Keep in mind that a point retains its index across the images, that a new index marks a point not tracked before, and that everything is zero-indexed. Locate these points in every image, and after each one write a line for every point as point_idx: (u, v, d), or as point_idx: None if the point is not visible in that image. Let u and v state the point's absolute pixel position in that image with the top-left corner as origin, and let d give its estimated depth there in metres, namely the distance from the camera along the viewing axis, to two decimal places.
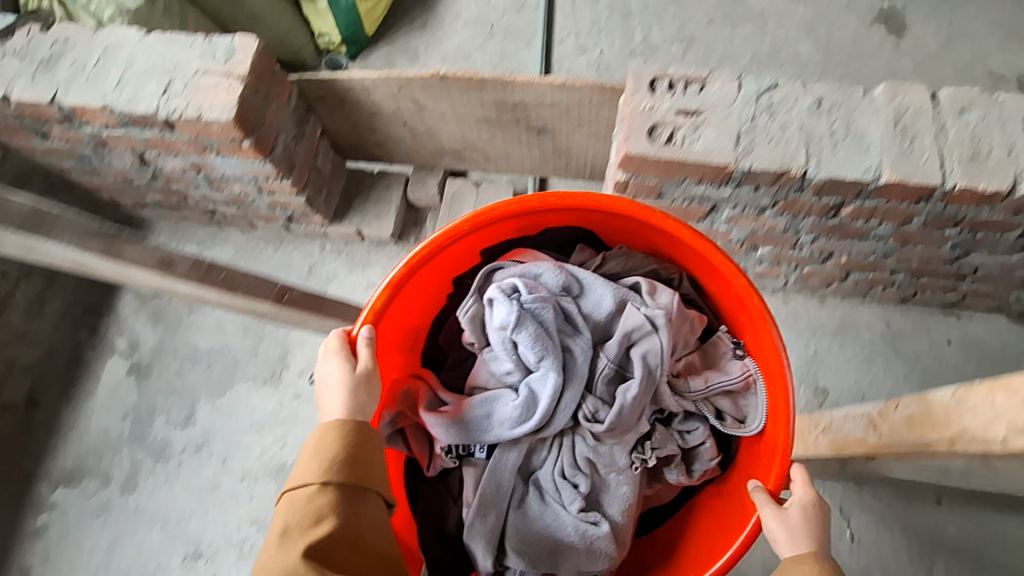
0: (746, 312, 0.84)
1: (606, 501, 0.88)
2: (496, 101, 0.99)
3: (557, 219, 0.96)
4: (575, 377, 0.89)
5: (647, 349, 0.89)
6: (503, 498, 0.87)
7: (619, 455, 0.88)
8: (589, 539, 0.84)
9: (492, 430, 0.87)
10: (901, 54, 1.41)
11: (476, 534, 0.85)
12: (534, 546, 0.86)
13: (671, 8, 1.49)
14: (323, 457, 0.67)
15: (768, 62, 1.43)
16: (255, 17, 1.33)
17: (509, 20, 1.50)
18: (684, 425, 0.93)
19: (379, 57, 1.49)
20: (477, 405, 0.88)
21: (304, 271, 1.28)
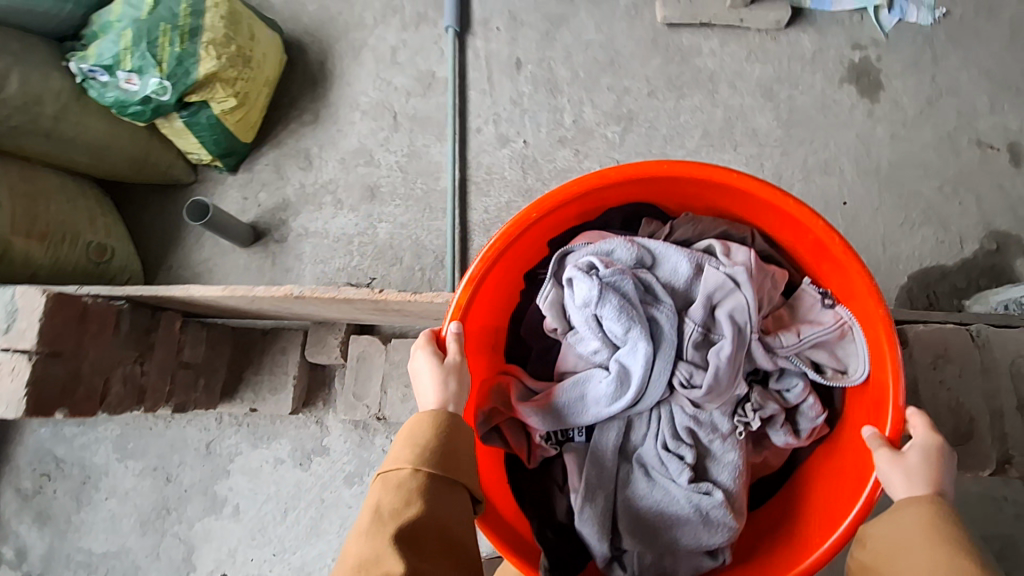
0: (828, 256, 0.73)
1: (713, 468, 0.75)
2: (373, 306, 0.84)
3: (617, 196, 0.80)
4: (663, 345, 0.75)
5: (732, 300, 0.75)
6: (604, 479, 0.76)
7: (720, 418, 0.76)
8: (704, 511, 0.73)
9: (588, 413, 0.76)
10: (875, 121, 1.20)
11: (588, 521, 0.73)
12: (650, 526, 0.74)
13: (605, 77, 1.25)
14: (412, 439, 0.60)
15: (720, 142, 1.21)
16: (96, 151, 1.07)
17: (415, 105, 1.26)
18: (782, 383, 0.80)
19: (265, 164, 1.24)
20: (568, 388, 0.77)
21: (201, 448, 1.10)
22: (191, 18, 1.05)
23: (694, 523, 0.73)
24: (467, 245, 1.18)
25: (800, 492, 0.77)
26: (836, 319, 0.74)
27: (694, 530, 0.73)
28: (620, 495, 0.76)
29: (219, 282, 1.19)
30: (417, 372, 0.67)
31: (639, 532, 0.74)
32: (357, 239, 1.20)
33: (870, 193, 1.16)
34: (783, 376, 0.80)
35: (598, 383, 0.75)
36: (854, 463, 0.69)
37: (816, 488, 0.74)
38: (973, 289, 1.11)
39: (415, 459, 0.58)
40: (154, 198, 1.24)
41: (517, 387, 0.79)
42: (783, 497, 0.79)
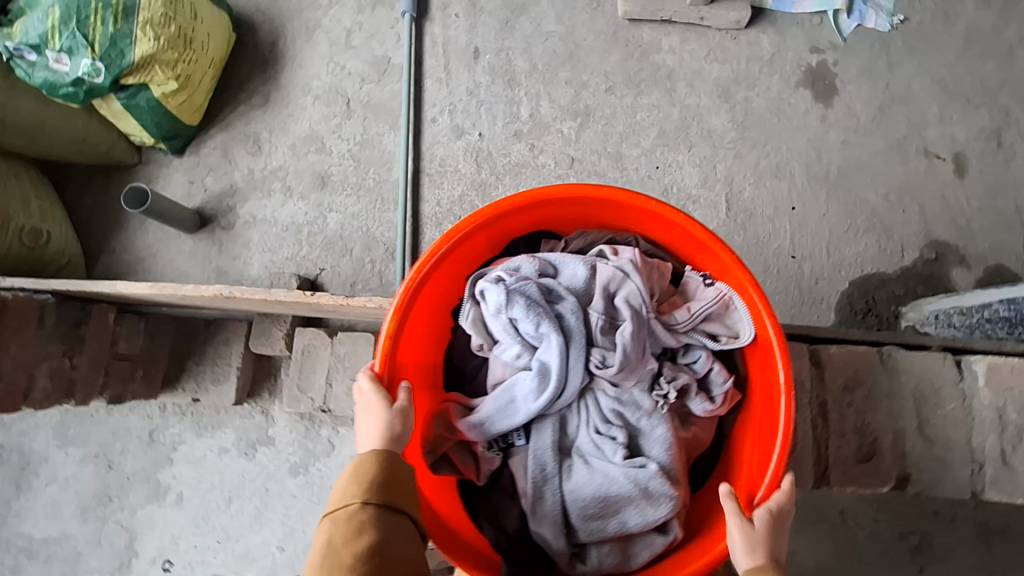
0: (699, 246, 0.63)
1: (642, 443, 0.62)
2: (309, 307, 0.83)
3: (509, 231, 0.69)
4: (571, 336, 0.62)
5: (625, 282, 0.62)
6: (544, 477, 0.62)
7: (639, 396, 0.63)
8: (644, 486, 0.59)
9: (519, 413, 0.61)
10: (828, 126, 1.21)
11: (544, 518, 0.61)
12: (606, 511, 0.60)
13: (564, 70, 1.24)
14: (356, 472, 0.55)
15: (676, 141, 1.21)
16: (29, 132, 1.03)
17: (369, 91, 1.23)
18: (688, 355, 0.66)
19: (213, 147, 1.21)
20: (494, 403, 0.62)
21: (144, 438, 1.10)
22: None
23: (635, 499, 0.59)
24: (418, 238, 1.17)
25: (735, 464, 0.64)
26: (715, 291, 0.62)
27: (637, 508, 0.59)
28: (560, 489, 0.62)
29: (164, 268, 1.17)
30: (359, 418, 0.59)
31: (589, 522, 0.60)
32: (307, 228, 1.18)
33: (819, 199, 1.18)
34: (687, 351, 0.66)
35: (515, 394, 0.61)
36: (763, 411, 0.61)
37: (742, 455, 0.63)
38: (910, 296, 1.13)
39: (359, 493, 0.54)
40: (96, 180, 1.20)
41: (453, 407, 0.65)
42: (718, 476, 0.66)
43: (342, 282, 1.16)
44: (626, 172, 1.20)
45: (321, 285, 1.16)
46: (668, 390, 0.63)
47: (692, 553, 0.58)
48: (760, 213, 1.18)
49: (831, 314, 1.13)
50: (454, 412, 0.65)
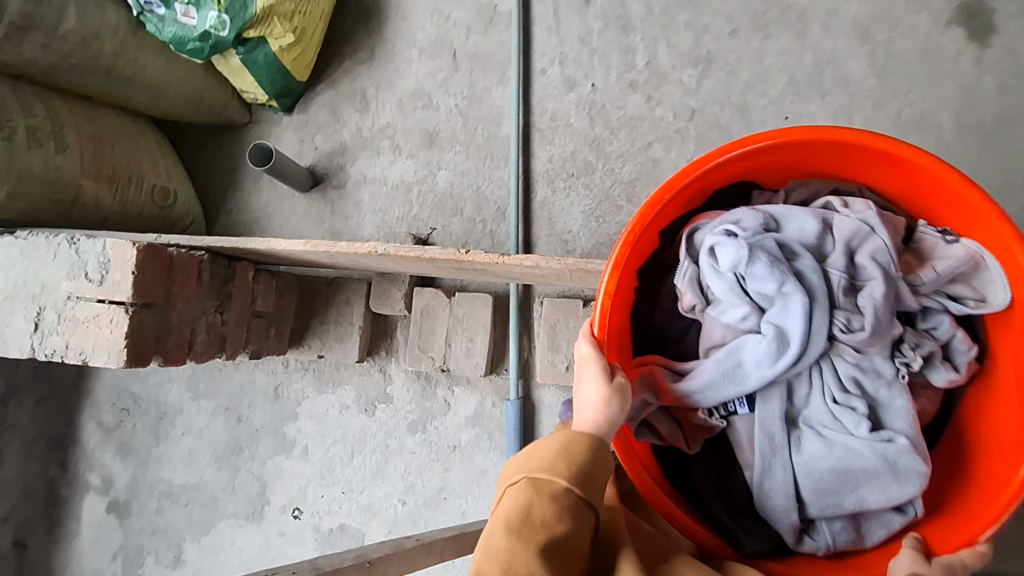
0: (951, 197, 0.57)
1: (885, 417, 0.56)
2: (455, 264, 0.83)
3: (726, 182, 0.65)
4: (814, 296, 0.56)
5: (871, 237, 0.57)
6: (772, 448, 0.57)
7: (883, 362, 0.56)
8: (893, 462, 0.54)
9: (750, 380, 0.56)
10: (982, 70, 1.09)
11: (773, 492, 0.58)
12: (844, 488, 0.55)
13: (683, 14, 1.15)
14: (565, 450, 0.52)
15: (807, 90, 1.12)
16: (154, 90, 1.05)
17: (476, 42, 1.18)
18: (928, 319, 0.61)
19: (321, 105, 1.20)
20: (716, 368, 0.56)
21: (270, 392, 1.14)
22: None
23: (880, 477, 0.54)
24: (530, 196, 1.14)
25: (973, 443, 0.59)
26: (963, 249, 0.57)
27: (881, 485, 0.54)
28: (791, 462, 0.57)
29: (280, 228, 1.18)
30: (579, 381, 0.56)
31: (824, 498, 0.56)
32: (417, 188, 1.16)
33: (969, 152, 1.08)
34: (927, 315, 0.61)
35: (744, 359, 0.56)
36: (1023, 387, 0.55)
37: (986, 434, 0.58)
38: None
39: (566, 474, 0.51)
40: (212, 140, 1.21)
41: (658, 372, 0.60)
42: (954, 446, 0.62)
43: (453, 242, 1.14)
44: (752, 125, 1.12)
45: (433, 245, 1.15)
46: (914, 352, 0.57)
47: (945, 535, 0.55)
48: None
49: None
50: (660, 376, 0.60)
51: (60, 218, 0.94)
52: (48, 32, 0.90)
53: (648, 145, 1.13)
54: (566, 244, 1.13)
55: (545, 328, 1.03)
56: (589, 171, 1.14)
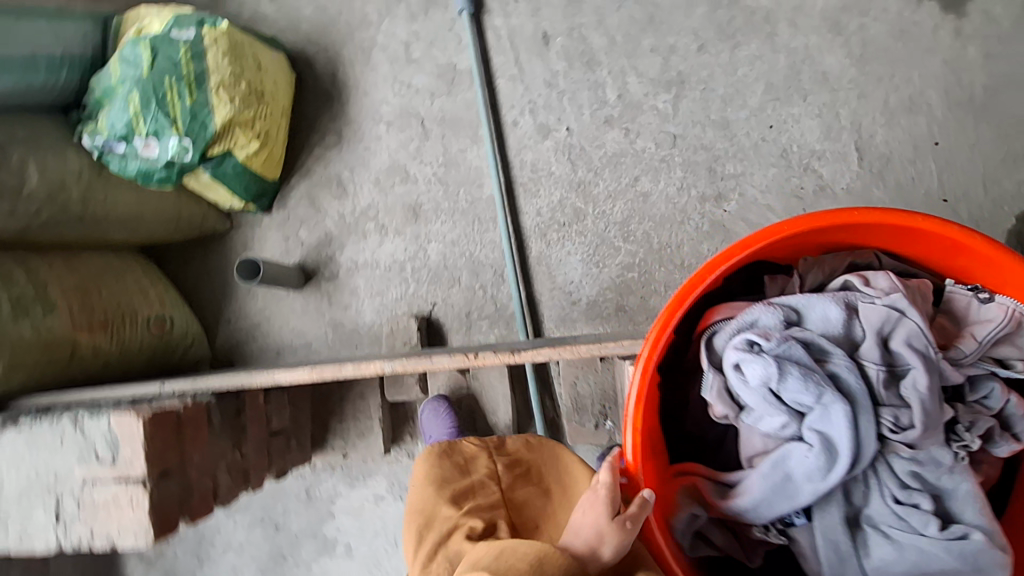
0: (977, 255, 0.58)
1: (950, 506, 0.57)
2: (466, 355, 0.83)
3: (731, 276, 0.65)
4: (855, 398, 0.55)
5: (901, 322, 0.57)
6: (841, 557, 0.57)
7: (942, 451, 0.57)
8: (970, 558, 0.54)
9: (804, 493, 0.55)
10: (965, 40, 1.04)
11: None
12: None
13: (646, 37, 1.11)
14: (538, 566, 0.53)
15: (787, 93, 1.08)
16: (132, 223, 1.02)
17: (441, 106, 1.15)
18: (978, 390, 0.61)
19: (299, 198, 1.17)
20: (765, 482, 0.57)
21: (301, 496, 1.12)
22: (194, 64, 0.93)
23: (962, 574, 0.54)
24: (525, 253, 1.12)
25: None
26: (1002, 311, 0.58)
27: None
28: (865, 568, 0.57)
29: (282, 328, 1.17)
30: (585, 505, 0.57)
31: None
32: (410, 265, 1.14)
33: (965, 128, 1.04)
34: (977, 385, 0.61)
35: (792, 470, 0.56)
36: None
37: None
38: None
39: None
40: (198, 253, 1.20)
41: (702, 485, 0.62)
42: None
43: (456, 314, 1.12)
44: (737, 140, 1.09)
45: (437, 320, 1.13)
46: (970, 435, 0.57)
47: None
48: (896, 155, 1.06)
49: None
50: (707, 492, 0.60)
51: (60, 376, 0.90)
52: (13, 196, 0.85)
53: (635, 180, 1.10)
54: (570, 296, 1.11)
55: (566, 392, 1.01)
56: (580, 217, 1.11)
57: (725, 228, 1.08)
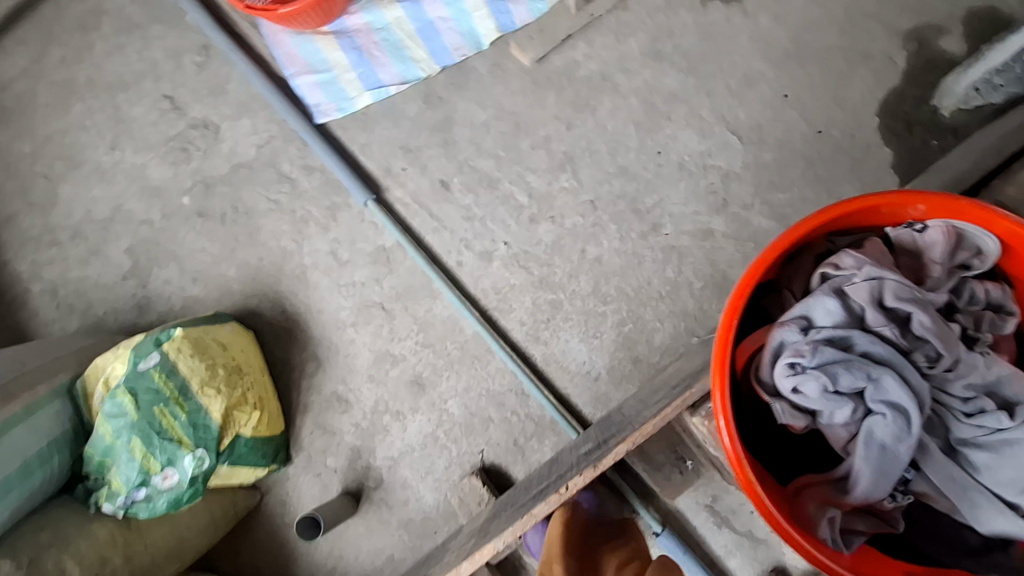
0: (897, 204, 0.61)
1: (1008, 392, 0.58)
2: (546, 486, 0.87)
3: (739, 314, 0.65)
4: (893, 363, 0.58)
5: (880, 285, 0.59)
6: (958, 484, 0.58)
7: (971, 356, 0.59)
8: None
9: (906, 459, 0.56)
10: (753, 17, 1.24)
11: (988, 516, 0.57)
12: None
13: (522, 139, 1.25)
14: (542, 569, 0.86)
15: (654, 121, 1.23)
16: (177, 552, 1.00)
17: (390, 283, 1.23)
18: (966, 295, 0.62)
19: (312, 431, 1.19)
20: (869, 463, 0.57)
21: None
22: (171, 381, 0.96)
23: None
24: (532, 362, 1.17)
25: None
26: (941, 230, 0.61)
27: None
28: (984, 486, 0.58)
29: (357, 558, 1.15)
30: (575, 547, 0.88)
31: None
32: (441, 431, 1.17)
33: (797, 75, 1.22)
34: (960, 292, 0.62)
35: (884, 441, 0.56)
36: None
37: None
38: (929, 89, 1.18)
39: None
40: (242, 536, 1.18)
41: (819, 490, 0.60)
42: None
43: (506, 449, 1.15)
44: (640, 177, 1.22)
45: (493, 464, 1.15)
46: (980, 332, 0.61)
47: None
48: (762, 121, 1.21)
49: (886, 150, 1.17)
50: (828, 497, 0.59)
51: None
52: None
53: (583, 251, 1.20)
54: (591, 375, 1.16)
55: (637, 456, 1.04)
56: (557, 306, 1.19)
57: (675, 247, 1.18)
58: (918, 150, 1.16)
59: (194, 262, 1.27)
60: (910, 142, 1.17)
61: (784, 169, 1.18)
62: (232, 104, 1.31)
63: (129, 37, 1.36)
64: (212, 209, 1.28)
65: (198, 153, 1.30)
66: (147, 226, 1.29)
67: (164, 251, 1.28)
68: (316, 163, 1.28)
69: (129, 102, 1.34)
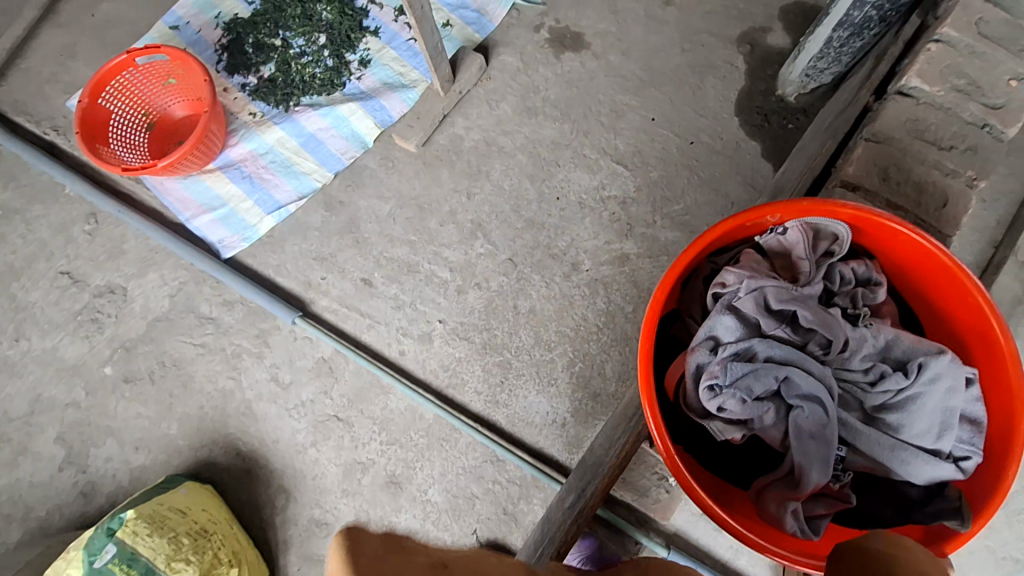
0: (755, 220, 0.71)
1: (896, 352, 0.68)
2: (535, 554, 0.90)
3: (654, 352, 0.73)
4: (794, 360, 0.67)
5: (762, 294, 0.69)
6: (880, 445, 0.67)
7: (857, 331, 0.69)
8: (940, 376, 0.65)
9: (830, 438, 0.65)
10: (604, 55, 1.34)
11: (914, 465, 0.65)
12: (939, 416, 0.65)
13: (428, 219, 1.28)
14: None
15: (544, 170, 1.29)
16: None
17: (339, 392, 1.21)
18: (837, 278, 0.72)
19: (299, 566, 1.15)
20: (803, 452, 0.65)
21: None
22: (134, 566, 0.98)
23: (949, 389, 0.64)
24: (500, 427, 1.18)
25: (939, 311, 0.71)
26: (797, 230, 0.71)
27: (954, 395, 0.64)
28: (906, 442, 0.66)
29: None
30: None
31: (942, 435, 0.64)
32: (430, 524, 1.15)
33: (658, 95, 1.31)
34: (832, 277, 0.73)
35: (809, 430, 0.65)
36: (926, 260, 0.68)
37: (939, 302, 0.71)
38: (773, 80, 1.29)
39: None
40: None
41: (776, 489, 0.67)
42: (935, 320, 0.73)
43: (498, 521, 1.14)
44: (547, 224, 1.27)
45: (489, 541, 1.14)
46: (856, 307, 0.71)
47: (994, 377, 0.65)
48: (641, 145, 1.29)
49: (755, 143, 1.26)
50: (782, 491, 0.66)
51: None
52: None
53: (515, 307, 1.23)
54: (559, 423, 1.17)
55: (623, 488, 1.03)
56: (507, 367, 1.20)
57: (599, 279, 1.23)
58: (782, 135, 1.25)
59: (131, 432, 1.22)
60: (773, 129, 1.26)
61: (673, 181, 1.26)
62: (135, 261, 1.29)
63: (10, 224, 1.33)
64: (137, 371, 1.24)
65: (110, 320, 1.27)
66: (72, 408, 1.23)
67: (97, 428, 1.22)
68: (234, 296, 1.26)
69: (24, 288, 1.29)
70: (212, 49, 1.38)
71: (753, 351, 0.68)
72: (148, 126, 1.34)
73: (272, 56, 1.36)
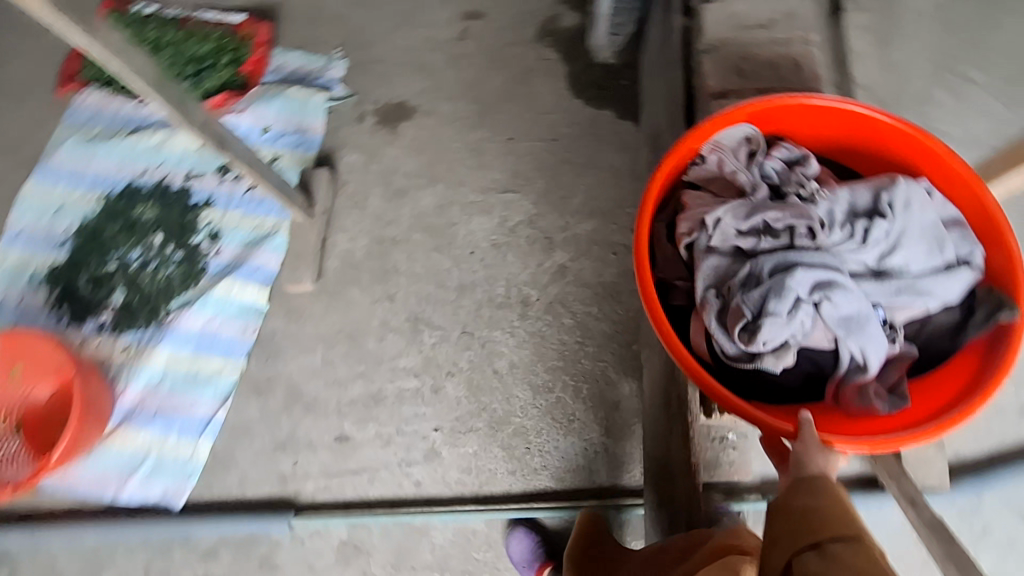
0: (676, 162, 0.75)
1: (861, 205, 0.72)
2: None
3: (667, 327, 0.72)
4: (789, 261, 0.68)
5: (725, 220, 0.71)
6: (905, 288, 0.70)
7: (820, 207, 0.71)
8: (907, 202, 0.71)
9: (862, 310, 0.67)
10: (434, 108, 1.35)
11: (939, 284, 0.70)
12: (928, 232, 0.71)
13: (366, 343, 1.19)
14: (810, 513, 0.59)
15: (444, 235, 1.25)
16: None
17: (378, 564, 1.07)
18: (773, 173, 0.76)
19: None
20: (850, 336, 0.66)
21: None
22: None
23: (920, 209, 0.71)
24: (553, 492, 1.09)
25: (859, 156, 0.81)
26: (713, 152, 0.75)
27: (925, 211, 0.71)
28: (920, 271, 0.71)
29: None
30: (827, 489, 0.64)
31: (940, 247, 0.70)
32: None
33: (502, 117, 1.33)
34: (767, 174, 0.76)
35: (843, 313, 0.66)
36: (833, 118, 0.77)
37: (855, 148, 0.80)
38: (588, 53, 1.35)
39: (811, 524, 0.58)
40: None
41: (848, 381, 0.68)
42: (863, 161, 0.80)
43: None
44: (477, 280, 1.22)
45: None
46: (805, 186, 0.74)
47: (940, 177, 0.75)
48: (514, 165, 1.29)
49: (607, 110, 1.31)
50: (853, 384, 0.67)
51: None
52: None
53: (497, 371, 1.16)
54: (604, 451, 1.10)
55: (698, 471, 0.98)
56: (524, 431, 1.12)
57: (553, 300, 1.19)
58: (624, 93, 1.31)
59: None
60: (614, 92, 1.32)
61: (560, 180, 1.27)
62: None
63: None
64: None
65: None
66: None
67: None
68: (212, 541, 1.09)
69: None
70: (45, 313, 1.21)
71: (753, 273, 0.69)
72: (17, 428, 1.12)
73: (116, 283, 1.22)
